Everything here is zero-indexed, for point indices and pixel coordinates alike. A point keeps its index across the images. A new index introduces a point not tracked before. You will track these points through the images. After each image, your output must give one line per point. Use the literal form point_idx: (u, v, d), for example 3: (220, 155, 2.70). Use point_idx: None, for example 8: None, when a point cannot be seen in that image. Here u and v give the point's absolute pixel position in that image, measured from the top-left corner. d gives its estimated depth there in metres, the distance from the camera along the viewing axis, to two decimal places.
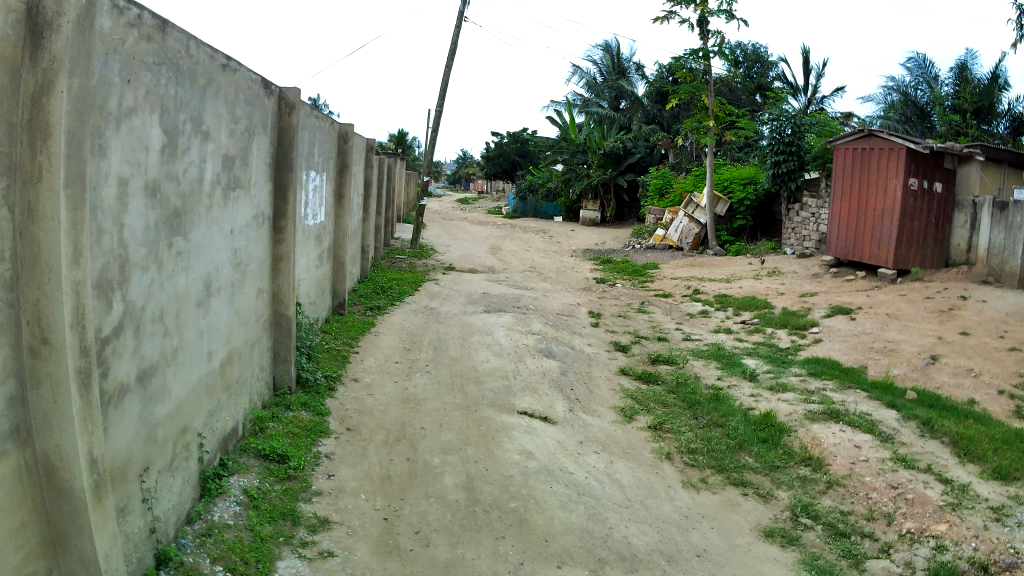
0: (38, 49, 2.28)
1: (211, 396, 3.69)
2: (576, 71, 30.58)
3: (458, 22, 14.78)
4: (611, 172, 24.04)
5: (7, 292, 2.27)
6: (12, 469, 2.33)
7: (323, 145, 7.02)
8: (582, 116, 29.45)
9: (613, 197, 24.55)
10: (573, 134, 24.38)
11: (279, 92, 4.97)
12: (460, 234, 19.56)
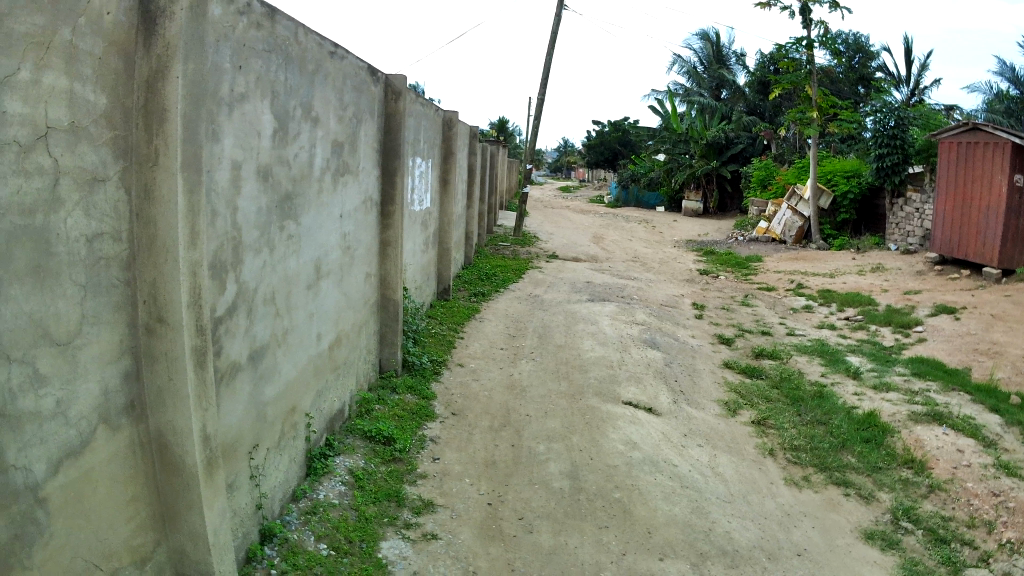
0: (152, 36, 2.39)
1: (319, 377, 3.74)
2: (675, 61, 30.25)
3: (559, 11, 14.73)
4: (714, 162, 23.64)
5: (124, 271, 2.37)
6: (126, 444, 2.40)
7: (427, 131, 6.97)
8: (682, 107, 29.18)
9: (715, 188, 24.18)
10: (674, 124, 24.16)
11: (386, 79, 4.95)
12: (562, 223, 19.53)
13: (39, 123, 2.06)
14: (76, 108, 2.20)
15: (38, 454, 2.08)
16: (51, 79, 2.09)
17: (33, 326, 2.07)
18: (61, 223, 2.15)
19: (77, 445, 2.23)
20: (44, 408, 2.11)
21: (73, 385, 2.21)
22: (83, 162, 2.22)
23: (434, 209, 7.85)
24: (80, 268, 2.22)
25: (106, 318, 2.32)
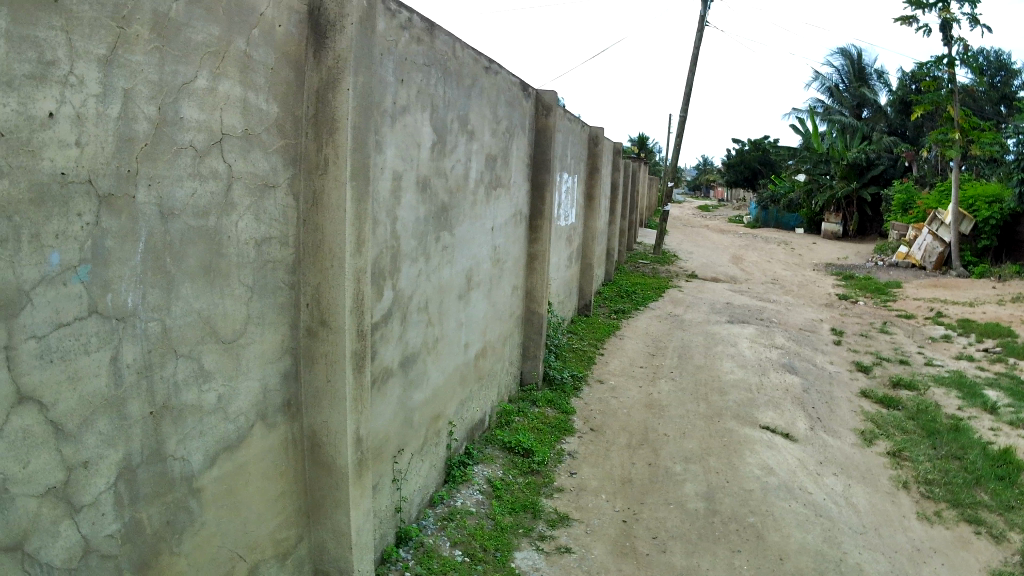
0: (323, 49, 2.59)
1: (464, 386, 3.82)
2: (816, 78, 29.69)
3: (700, 26, 14.69)
4: (854, 184, 22.99)
5: (290, 274, 2.61)
6: (280, 440, 2.63)
7: (574, 146, 7.03)
8: (823, 125, 28.64)
9: (856, 210, 23.54)
10: (815, 143, 23.90)
11: (536, 95, 5.02)
12: (700, 242, 19.54)
13: (215, 129, 2.30)
14: (250, 116, 2.42)
15: (197, 448, 2.35)
16: (227, 87, 2.34)
17: (203, 323, 2.32)
18: (233, 225, 2.39)
19: (234, 439, 2.47)
20: (206, 403, 2.36)
21: (235, 383, 2.45)
22: (255, 168, 2.45)
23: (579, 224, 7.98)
24: (247, 270, 2.45)
25: (271, 319, 2.55)
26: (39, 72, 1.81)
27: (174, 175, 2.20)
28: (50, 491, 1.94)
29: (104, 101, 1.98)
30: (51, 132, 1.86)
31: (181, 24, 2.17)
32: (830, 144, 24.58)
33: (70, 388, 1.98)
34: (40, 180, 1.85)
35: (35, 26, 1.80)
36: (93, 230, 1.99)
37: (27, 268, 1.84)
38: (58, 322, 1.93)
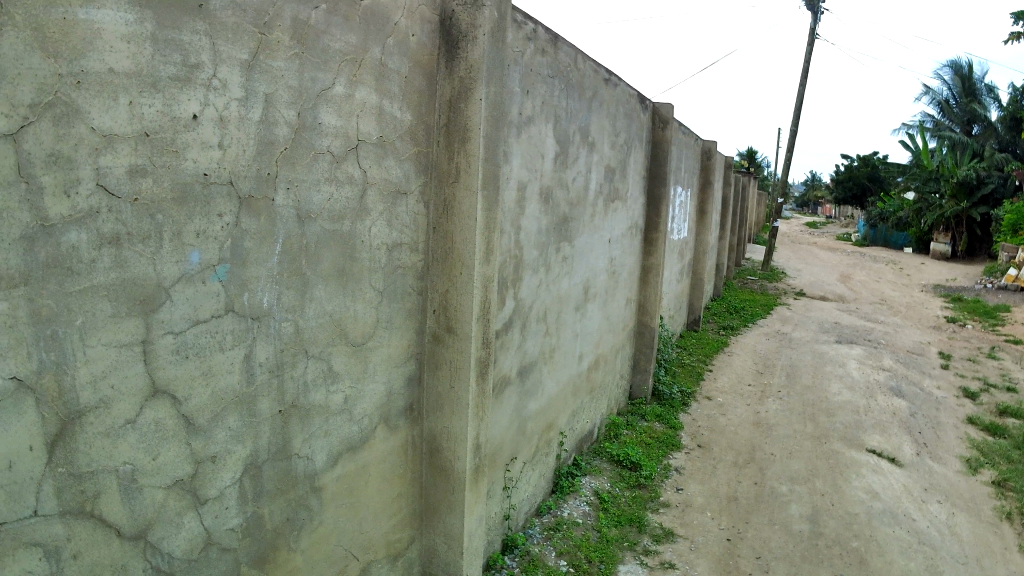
0: (457, 59, 2.65)
1: (576, 397, 3.88)
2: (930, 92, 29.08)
3: (809, 39, 14.62)
4: (963, 204, 22.22)
5: (420, 280, 2.73)
6: (401, 443, 2.76)
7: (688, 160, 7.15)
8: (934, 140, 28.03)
9: (964, 231, 22.64)
10: (924, 159, 23.42)
11: (654, 109, 5.47)
12: (808, 260, 19.59)
13: (351, 135, 2.40)
14: (385, 123, 2.53)
15: (321, 447, 2.45)
16: (363, 94, 2.44)
17: (334, 325, 2.43)
18: (366, 231, 2.50)
19: (358, 440, 2.58)
20: (332, 404, 2.47)
21: (362, 385, 2.56)
22: (389, 174, 2.56)
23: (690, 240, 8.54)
24: (377, 274, 2.57)
25: (398, 323, 2.68)
26: (184, 75, 1.91)
27: (312, 179, 2.30)
28: (178, 482, 2.03)
29: (246, 105, 2.08)
30: (194, 133, 1.96)
31: (319, 32, 2.27)
32: (939, 162, 24.05)
33: (204, 383, 2.07)
34: (183, 180, 1.95)
35: (180, 29, 1.89)
36: (233, 231, 2.11)
37: (167, 266, 1.94)
38: (196, 318, 2.03)
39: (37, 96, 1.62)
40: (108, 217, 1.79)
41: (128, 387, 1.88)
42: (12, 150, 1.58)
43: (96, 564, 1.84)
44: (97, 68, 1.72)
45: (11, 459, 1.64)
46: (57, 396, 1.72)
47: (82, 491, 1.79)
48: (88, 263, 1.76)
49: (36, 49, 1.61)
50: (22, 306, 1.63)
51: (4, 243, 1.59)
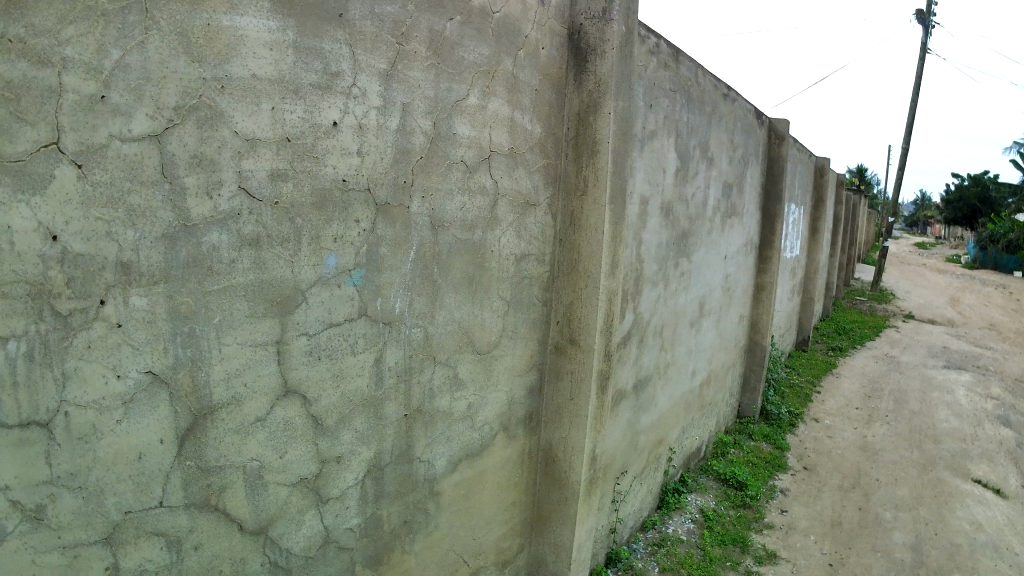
0: (586, 72, 2.97)
1: (687, 413, 4.21)
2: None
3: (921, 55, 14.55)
4: None
5: (546, 292, 3.10)
6: (519, 452, 3.11)
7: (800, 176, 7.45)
8: None
9: None
10: None
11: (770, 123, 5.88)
12: (918, 282, 19.37)
13: (483, 146, 2.78)
14: (516, 134, 2.90)
15: (441, 453, 2.81)
16: (495, 104, 2.80)
17: (463, 333, 2.80)
18: (496, 241, 2.86)
19: (478, 448, 2.93)
20: (456, 410, 2.83)
21: (485, 393, 2.92)
22: (520, 185, 2.93)
23: (801, 260, 9.06)
24: (506, 284, 2.93)
25: (523, 334, 3.03)
26: (325, 82, 2.32)
27: (446, 188, 2.68)
28: (303, 481, 2.44)
29: (384, 112, 2.48)
30: (334, 139, 2.37)
31: (454, 44, 2.64)
32: None
33: (335, 385, 2.46)
34: (322, 185, 2.36)
35: (324, 39, 2.30)
36: (370, 236, 2.49)
37: (306, 269, 2.35)
38: (331, 321, 2.42)
39: (182, 100, 2.06)
40: (249, 217, 2.22)
41: (260, 386, 2.30)
42: (156, 151, 2.04)
43: (219, 555, 2.28)
44: (239, 74, 2.15)
45: (142, 451, 2.10)
46: (189, 392, 2.16)
47: (208, 485, 2.23)
48: (228, 264, 2.20)
49: (183, 53, 2.05)
50: (160, 306, 2.08)
51: (147, 247, 2.04)
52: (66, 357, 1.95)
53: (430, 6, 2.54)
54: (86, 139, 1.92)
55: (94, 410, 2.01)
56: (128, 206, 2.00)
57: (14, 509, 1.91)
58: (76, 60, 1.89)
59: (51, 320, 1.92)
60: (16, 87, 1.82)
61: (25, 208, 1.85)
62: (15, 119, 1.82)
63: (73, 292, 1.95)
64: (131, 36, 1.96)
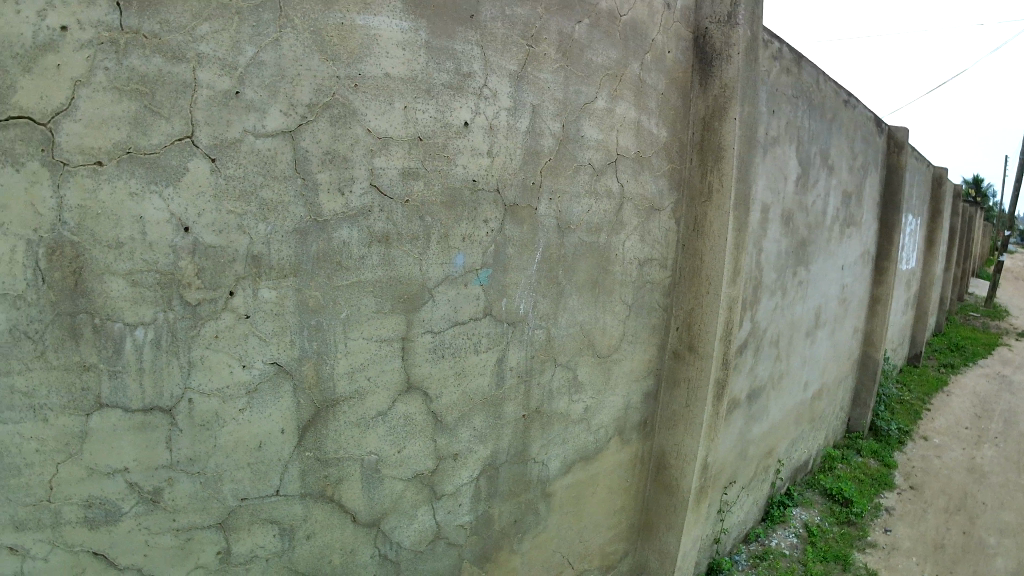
0: (713, 77, 3.23)
1: (796, 426, 4.54)
2: None
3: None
4: None
5: (667, 297, 3.42)
6: (632, 457, 3.42)
7: (920, 187, 7.47)
8: None
9: None
10: None
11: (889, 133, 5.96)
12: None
13: (610, 149, 3.01)
14: (642, 138, 3.15)
15: (556, 454, 3.08)
16: (623, 108, 3.05)
17: (583, 336, 3.07)
18: (620, 244, 3.13)
19: (592, 451, 3.22)
20: (574, 411, 3.11)
21: (602, 396, 3.22)
22: (645, 189, 3.20)
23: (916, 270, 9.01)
24: (627, 288, 3.21)
25: (642, 338, 3.34)
26: (457, 82, 2.54)
27: (573, 191, 2.91)
28: (419, 476, 2.69)
29: (514, 114, 2.71)
30: (465, 139, 2.59)
31: (583, 46, 2.87)
32: None
33: (456, 383, 2.70)
34: (452, 185, 2.58)
35: (457, 39, 2.53)
36: (497, 236, 2.71)
37: (433, 267, 2.57)
38: (456, 319, 2.65)
39: (315, 97, 2.28)
40: (379, 215, 2.43)
41: (383, 381, 2.53)
42: (289, 146, 2.25)
43: (329, 544, 2.53)
44: (372, 73, 2.37)
45: (262, 441, 2.35)
46: (312, 384, 2.40)
47: (326, 476, 2.48)
48: (358, 260, 2.41)
49: (317, 51, 2.27)
50: (289, 298, 2.31)
51: (277, 241, 2.27)
52: (194, 344, 2.20)
53: (560, 9, 2.77)
54: (220, 134, 2.14)
55: (217, 398, 2.26)
56: (260, 201, 2.23)
57: (131, 490, 2.20)
58: (211, 56, 2.11)
59: (180, 308, 2.17)
60: (152, 82, 2.05)
61: (155, 199, 2.09)
62: (150, 112, 2.06)
63: (203, 282, 2.19)
64: (265, 33, 2.17)
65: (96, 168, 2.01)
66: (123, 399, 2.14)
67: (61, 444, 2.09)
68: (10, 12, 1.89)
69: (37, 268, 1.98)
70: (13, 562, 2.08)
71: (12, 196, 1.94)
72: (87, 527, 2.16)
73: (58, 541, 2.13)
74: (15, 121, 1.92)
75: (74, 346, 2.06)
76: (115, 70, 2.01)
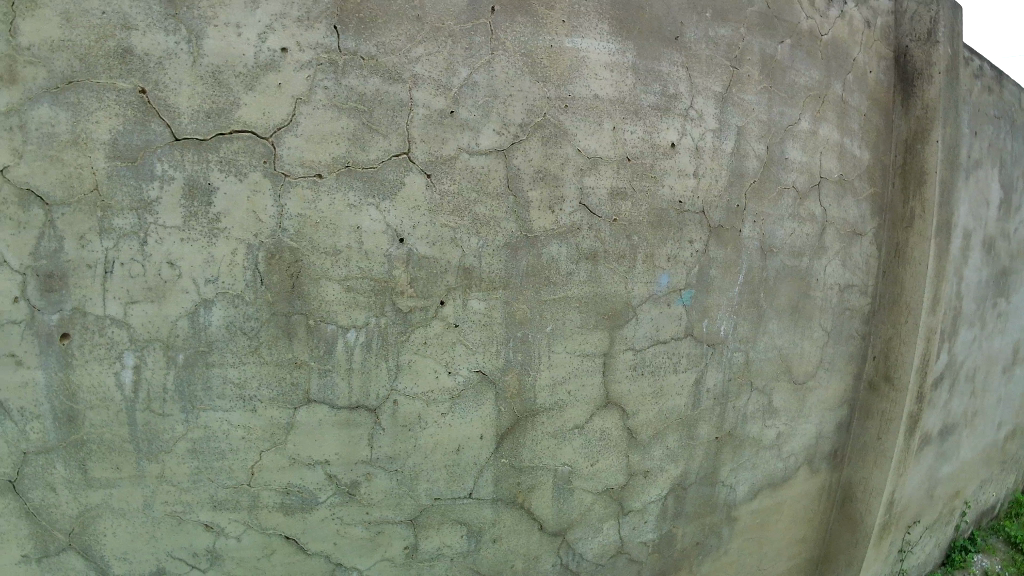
0: (913, 97, 3.45)
1: (988, 467, 4.60)
2: None
3: None
4: None
5: (866, 325, 3.58)
6: (819, 487, 3.67)
7: None
8: None
9: None
10: None
11: None
12: None
13: (812, 171, 3.21)
14: (845, 161, 3.35)
15: (744, 479, 3.32)
16: (825, 130, 3.25)
17: (782, 361, 3.27)
18: (822, 269, 3.31)
19: (780, 478, 3.46)
20: (765, 437, 3.32)
21: (795, 424, 3.42)
22: (846, 214, 3.38)
23: None
24: (827, 315, 3.39)
25: (839, 366, 3.52)
26: (664, 104, 2.80)
27: (777, 214, 3.11)
28: (610, 490, 2.97)
29: (720, 135, 2.93)
30: (673, 160, 2.83)
31: (786, 66, 3.09)
32: None
33: (654, 401, 2.95)
34: (658, 206, 2.82)
35: (664, 61, 2.79)
36: (702, 257, 2.94)
37: (638, 284, 2.83)
38: (658, 338, 2.91)
39: (528, 117, 2.61)
40: (588, 232, 2.72)
41: (584, 394, 2.82)
42: (502, 164, 2.59)
43: (515, 550, 2.87)
44: (582, 94, 2.67)
45: (460, 445, 2.69)
46: (514, 393, 2.71)
47: (520, 483, 2.80)
48: (566, 275, 2.70)
49: (528, 73, 2.61)
50: (498, 309, 2.63)
51: (488, 255, 2.59)
52: (403, 349, 2.55)
53: (761, 30, 3.01)
54: (435, 151, 2.51)
55: (421, 401, 2.61)
56: (473, 215, 2.56)
57: (329, 481, 2.58)
58: (425, 77, 2.49)
59: (392, 314, 2.52)
60: (369, 100, 2.45)
61: (372, 211, 2.46)
62: (367, 129, 2.45)
63: (415, 291, 2.54)
64: (478, 56, 2.54)
65: (316, 179, 2.41)
66: (329, 397, 2.52)
67: (268, 434, 2.48)
68: (233, 36, 2.32)
69: (257, 270, 2.39)
70: (208, 537, 2.52)
71: (236, 204, 2.36)
72: (283, 511, 2.56)
73: (253, 523, 2.54)
74: (238, 134, 2.34)
75: (288, 343, 2.45)
76: (332, 89, 2.41)
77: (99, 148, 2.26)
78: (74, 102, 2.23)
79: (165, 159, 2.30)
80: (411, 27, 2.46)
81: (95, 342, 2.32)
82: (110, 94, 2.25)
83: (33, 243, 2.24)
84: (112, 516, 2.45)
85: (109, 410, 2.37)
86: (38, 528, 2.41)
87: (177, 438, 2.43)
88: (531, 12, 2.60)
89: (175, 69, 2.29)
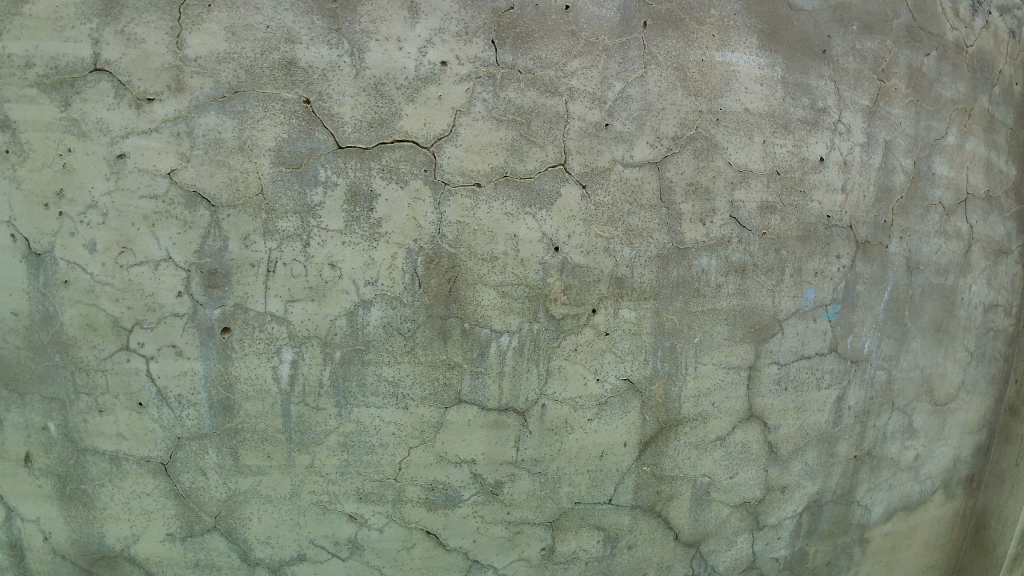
0: None
1: None
2: None
3: None
4: None
5: (1009, 346, 3.49)
6: (954, 512, 3.59)
7: None
8: None
9: None
10: None
11: None
12: None
13: (960, 187, 3.16)
14: (992, 177, 3.28)
15: (880, 500, 3.28)
16: (973, 145, 3.19)
17: (924, 381, 3.21)
18: (968, 287, 3.24)
19: (915, 501, 3.40)
20: (904, 457, 3.27)
21: (934, 446, 3.36)
22: (994, 232, 3.30)
23: None
24: (972, 335, 3.31)
25: (981, 388, 3.43)
26: (812, 117, 2.82)
27: (923, 231, 3.07)
28: (745, 503, 2.99)
29: (868, 149, 2.93)
30: (821, 174, 2.84)
31: (932, 79, 3.07)
32: None
33: (795, 416, 2.95)
34: (807, 221, 2.83)
35: (813, 75, 2.83)
36: (848, 272, 2.93)
37: (785, 300, 2.84)
38: (803, 352, 2.91)
39: (680, 130, 2.67)
40: (738, 245, 2.75)
41: (727, 407, 2.85)
42: (655, 176, 2.65)
43: (647, 558, 2.93)
44: (732, 108, 2.72)
45: (604, 451, 2.76)
46: (660, 401, 2.76)
47: (661, 492, 2.86)
48: (716, 287, 2.74)
49: (679, 87, 2.67)
50: (647, 319, 2.69)
51: (640, 266, 2.65)
52: (553, 354, 2.64)
53: (908, 42, 3.02)
54: (590, 162, 2.60)
55: (569, 406, 2.69)
56: (626, 226, 2.63)
57: (474, 480, 2.69)
58: (580, 90, 2.59)
59: (545, 321, 2.61)
60: (526, 112, 2.56)
61: (528, 219, 2.56)
62: (525, 140, 2.56)
63: (568, 298, 2.62)
64: (631, 70, 2.63)
65: (475, 188, 2.52)
66: (479, 398, 2.62)
67: (418, 432, 2.61)
68: (394, 49, 2.49)
69: (416, 275, 2.51)
70: (351, 527, 2.67)
71: (397, 210, 2.49)
72: (426, 507, 2.69)
73: (396, 516, 2.69)
74: (399, 144, 2.49)
75: (442, 344, 2.56)
76: (490, 101, 2.53)
77: (265, 154, 2.44)
78: (240, 110, 2.44)
79: (328, 166, 2.45)
80: (566, 42, 2.59)
81: (255, 336, 2.50)
82: (276, 103, 2.45)
83: (199, 242, 2.45)
84: (258, 502, 2.63)
85: (265, 402, 2.54)
86: (186, 509, 2.63)
87: (329, 430, 2.58)
88: (681, 28, 2.69)
89: (340, 80, 2.47)
